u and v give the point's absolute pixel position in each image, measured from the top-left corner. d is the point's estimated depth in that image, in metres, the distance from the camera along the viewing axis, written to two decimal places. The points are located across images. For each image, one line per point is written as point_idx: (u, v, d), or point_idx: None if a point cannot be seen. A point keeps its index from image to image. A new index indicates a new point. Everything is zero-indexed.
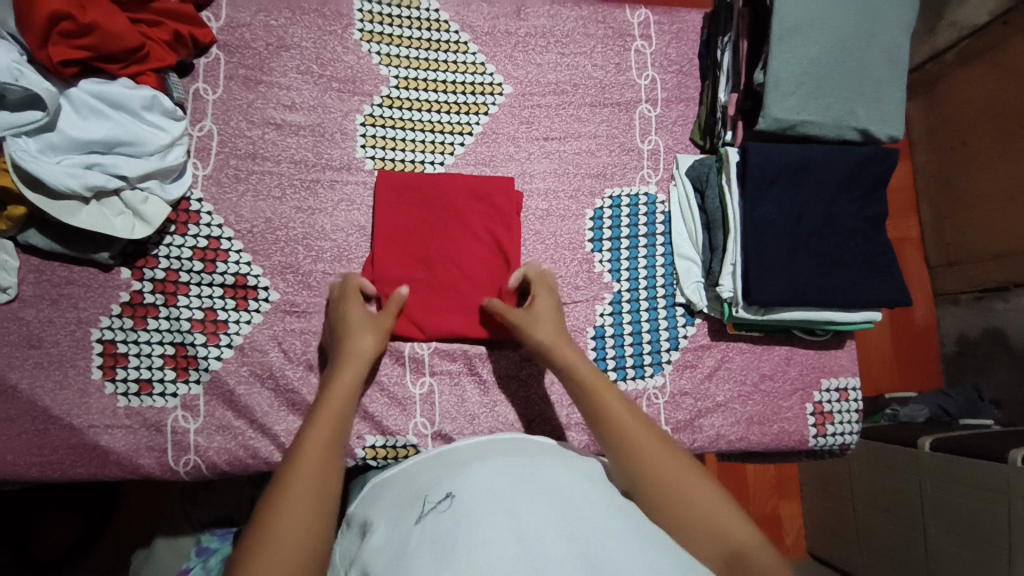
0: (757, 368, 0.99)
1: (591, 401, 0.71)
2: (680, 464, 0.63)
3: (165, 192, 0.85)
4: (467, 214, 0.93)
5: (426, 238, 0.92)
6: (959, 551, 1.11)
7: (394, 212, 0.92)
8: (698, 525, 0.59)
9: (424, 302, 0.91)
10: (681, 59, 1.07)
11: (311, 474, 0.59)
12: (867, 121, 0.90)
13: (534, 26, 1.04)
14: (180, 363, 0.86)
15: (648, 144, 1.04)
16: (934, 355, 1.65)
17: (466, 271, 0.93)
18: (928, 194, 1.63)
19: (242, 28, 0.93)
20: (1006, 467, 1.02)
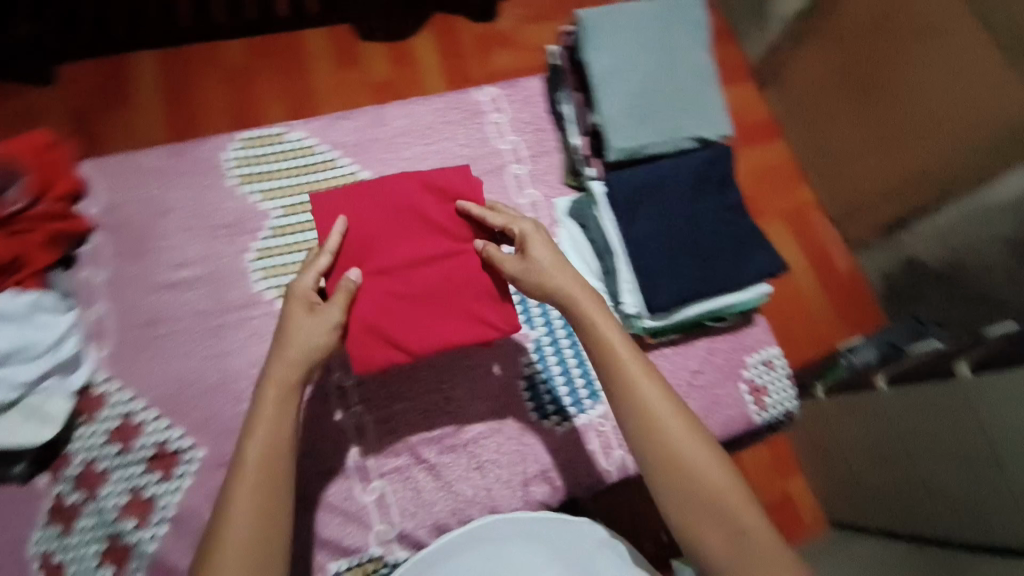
0: (686, 368, 1.03)
1: (626, 382, 0.73)
2: (714, 473, 0.68)
3: (66, 385, 0.87)
4: (422, 220, 0.86)
5: (388, 248, 0.84)
6: (952, 475, 1.08)
7: (363, 219, 0.83)
8: (716, 524, 0.66)
9: (392, 321, 0.83)
10: (534, 119, 1.18)
11: (235, 549, 0.62)
12: (700, 129, 1.02)
13: (396, 127, 1.14)
14: (118, 555, 0.83)
15: (526, 198, 1.12)
16: (868, 300, 1.58)
17: (430, 278, 0.85)
18: (811, 161, 1.59)
19: (120, 207, 0.98)
20: (955, 380, 1.05)
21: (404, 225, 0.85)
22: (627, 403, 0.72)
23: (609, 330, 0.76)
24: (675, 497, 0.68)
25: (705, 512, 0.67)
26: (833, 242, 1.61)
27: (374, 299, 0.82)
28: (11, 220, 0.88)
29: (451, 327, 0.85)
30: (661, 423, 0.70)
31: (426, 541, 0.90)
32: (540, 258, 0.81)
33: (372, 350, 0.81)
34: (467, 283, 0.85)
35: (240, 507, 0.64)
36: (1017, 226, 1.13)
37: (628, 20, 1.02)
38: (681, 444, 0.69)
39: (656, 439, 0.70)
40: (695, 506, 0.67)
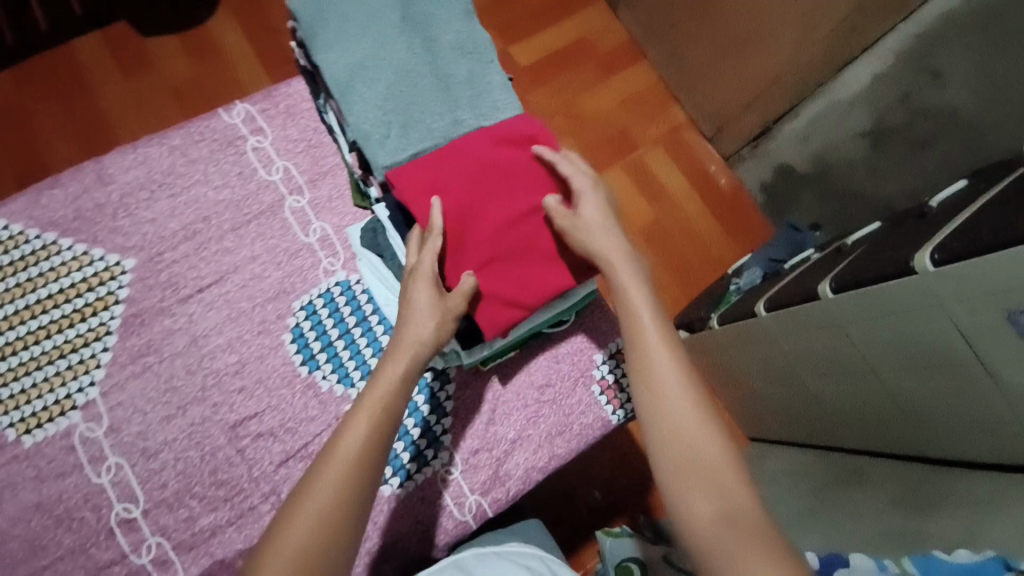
0: (531, 385, 0.93)
1: (635, 337, 0.68)
2: (712, 445, 0.60)
3: None
4: (510, 172, 0.78)
5: (480, 212, 0.76)
6: (838, 391, 0.98)
7: (453, 183, 0.76)
8: (708, 497, 0.57)
9: (509, 276, 0.77)
10: (304, 134, 1.00)
11: (289, 557, 0.54)
12: (480, 117, 0.84)
13: (125, 183, 0.92)
14: None
15: (314, 233, 0.95)
16: (749, 209, 1.46)
17: (519, 238, 0.76)
18: (673, 83, 1.48)
19: None
20: (825, 304, 0.88)
21: (497, 182, 0.77)
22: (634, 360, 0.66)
23: (632, 283, 0.72)
24: (670, 461, 0.60)
25: (701, 480, 0.58)
26: (711, 158, 1.48)
27: (483, 271, 0.76)
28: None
29: (563, 273, 0.78)
30: (663, 364, 0.65)
31: None
32: (592, 217, 0.75)
33: (497, 314, 0.76)
34: (536, 238, 0.77)
35: (316, 503, 0.57)
36: (879, 108, 1.19)
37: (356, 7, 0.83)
38: (679, 391, 0.63)
39: (652, 383, 0.64)
40: (686, 465, 0.59)
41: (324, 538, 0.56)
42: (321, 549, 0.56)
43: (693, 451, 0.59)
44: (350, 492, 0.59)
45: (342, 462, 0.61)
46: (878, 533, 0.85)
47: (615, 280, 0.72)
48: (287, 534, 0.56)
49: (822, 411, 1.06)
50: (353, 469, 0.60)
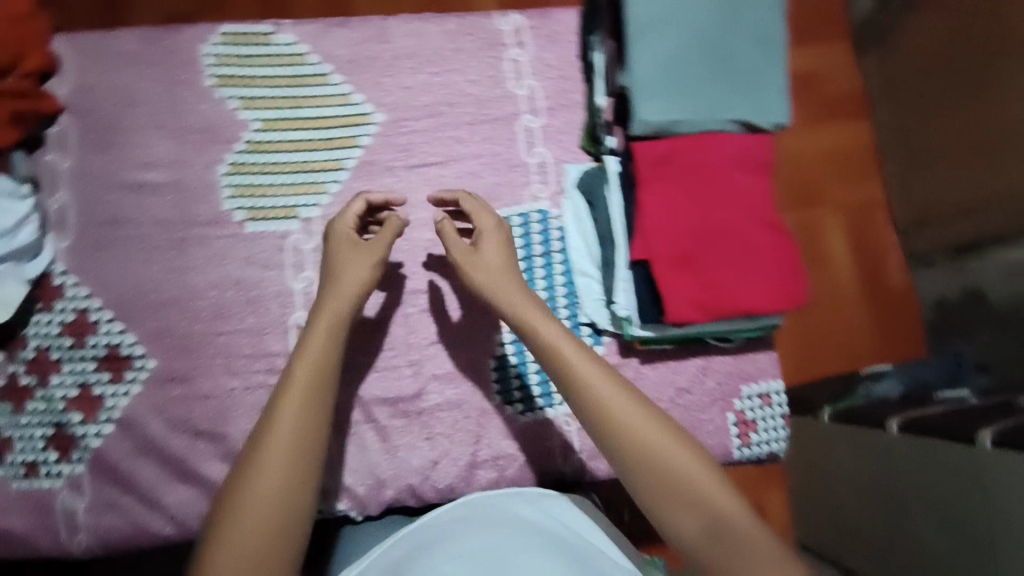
0: (673, 384, 0.94)
1: (573, 394, 0.67)
2: (683, 459, 0.62)
3: (21, 273, 0.83)
4: (735, 187, 0.81)
5: (700, 214, 0.81)
6: (943, 551, 0.77)
7: (681, 181, 0.81)
8: (688, 509, 0.60)
9: (712, 280, 0.80)
10: (562, 64, 1.00)
11: (270, 483, 0.60)
12: (748, 113, 0.83)
13: (400, 47, 0.98)
14: (61, 443, 0.84)
15: (534, 158, 0.97)
16: (914, 321, 1.27)
17: (725, 249, 0.81)
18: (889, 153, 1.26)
19: (90, 91, 0.90)
20: (972, 449, 0.72)
21: (705, 184, 0.81)
22: (588, 413, 0.66)
23: (551, 329, 0.71)
24: (652, 486, 0.62)
25: (680, 497, 0.60)
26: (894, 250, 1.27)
27: (685, 268, 0.80)
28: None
29: (763, 299, 0.80)
30: (629, 422, 0.64)
31: (365, 498, 0.88)
32: (490, 254, 0.79)
33: (688, 310, 0.79)
34: (749, 256, 0.81)
35: (274, 448, 0.62)
36: None
37: None
38: (628, 418, 0.64)
39: (599, 421, 0.65)
40: (651, 483, 0.62)
41: (293, 447, 0.62)
42: (295, 452, 0.62)
43: (667, 467, 0.61)
44: (292, 446, 0.62)
45: (303, 379, 0.66)
46: None
47: (543, 338, 0.70)
48: (267, 461, 0.61)
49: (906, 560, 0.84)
50: (293, 404, 0.64)
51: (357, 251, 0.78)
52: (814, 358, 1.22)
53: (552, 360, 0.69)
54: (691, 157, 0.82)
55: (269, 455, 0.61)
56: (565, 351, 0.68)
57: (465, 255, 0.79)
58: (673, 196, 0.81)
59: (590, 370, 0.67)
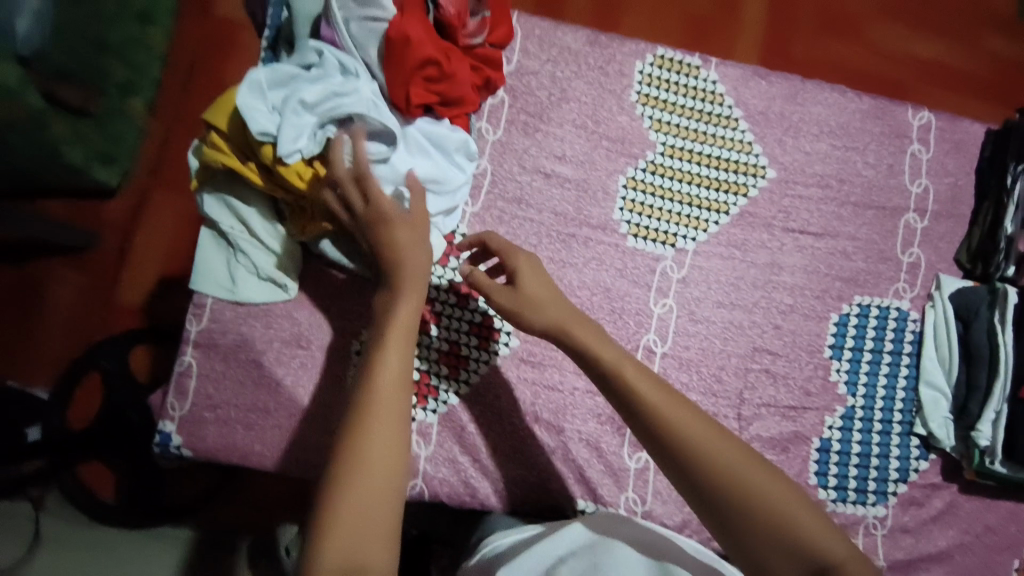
0: (982, 521, 0.93)
1: (652, 415, 0.67)
2: (780, 504, 0.61)
3: (444, 227, 0.87)
4: None
5: None
6: None
7: None
8: (790, 559, 0.60)
9: None
10: (957, 172, 1.00)
11: (383, 445, 0.59)
12: None
13: (809, 112, 0.99)
14: (422, 390, 0.88)
15: (908, 257, 0.97)
16: None
17: None
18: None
19: (530, 75, 0.95)
20: None
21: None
22: (681, 455, 0.65)
23: (622, 357, 0.71)
24: (763, 539, 0.61)
25: (788, 547, 0.60)
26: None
27: None
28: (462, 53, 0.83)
29: None
30: (702, 446, 0.65)
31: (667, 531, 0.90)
32: (525, 278, 0.76)
33: None
34: None
35: (365, 471, 0.58)
36: None
37: None
38: (725, 461, 0.64)
39: (705, 467, 0.64)
40: (753, 524, 0.61)
41: (402, 410, 0.61)
42: (404, 415, 0.61)
43: (760, 505, 0.61)
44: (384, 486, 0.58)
45: (396, 343, 0.64)
46: None
47: (598, 350, 0.72)
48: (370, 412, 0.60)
49: None
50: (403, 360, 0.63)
51: (385, 225, 0.68)
52: None
53: (654, 420, 0.67)
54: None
55: (383, 422, 0.60)
56: (661, 401, 0.67)
57: (553, 297, 0.75)
58: None
59: (692, 423, 0.66)
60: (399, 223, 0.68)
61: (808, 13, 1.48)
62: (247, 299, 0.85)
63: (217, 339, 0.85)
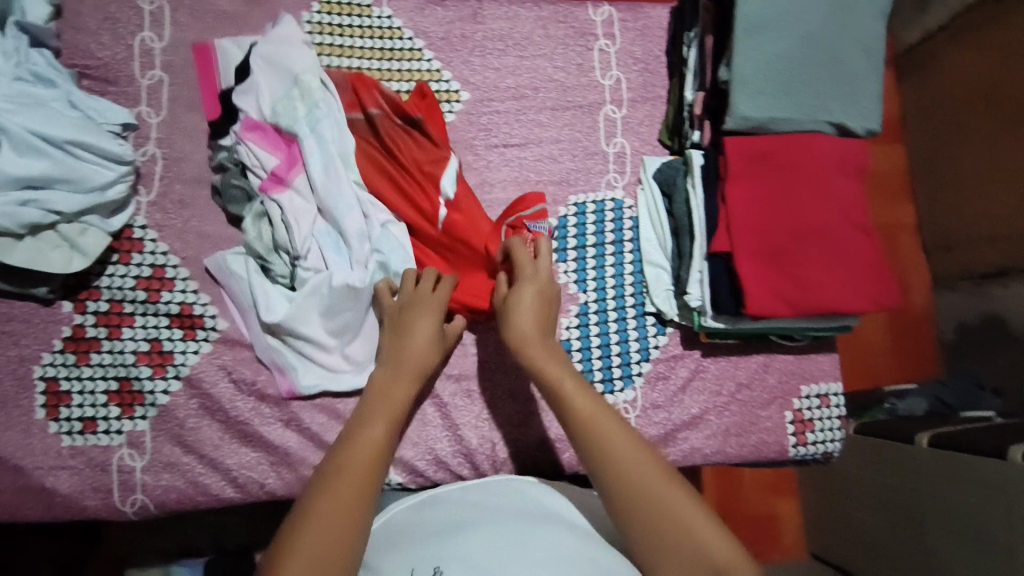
0: (733, 378, 0.95)
1: (572, 416, 0.68)
2: (677, 499, 0.62)
3: (106, 225, 0.81)
4: (824, 193, 0.85)
5: (790, 213, 0.84)
6: (952, 549, 1.05)
7: (763, 181, 0.84)
8: (694, 566, 0.59)
9: (798, 279, 0.83)
10: (646, 58, 1.01)
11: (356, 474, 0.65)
12: (842, 116, 0.86)
13: (491, 29, 0.99)
14: (126, 399, 0.82)
15: (613, 147, 0.99)
16: (930, 341, 1.51)
17: (811, 250, 0.83)
18: (922, 179, 1.52)
19: (186, 48, 0.91)
20: (1005, 465, 0.96)
21: (796, 185, 0.84)
22: (594, 457, 0.65)
23: (551, 366, 0.73)
24: (660, 537, 0.61)
25: (682, 545, 0.60)
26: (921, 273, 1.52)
27: (768, 266, 0.83)
28: (395, 165, 0.90)
29: (851, 300, 0.83)
30: (617, 445, 0.65)
31: (425, 473, 0.87)
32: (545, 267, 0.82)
33: (770, 303, 0.82)
34: (840, 261, 0.84)
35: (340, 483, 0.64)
36: None
37: None
38: (648, 478, 0.63)
39: (621, 479, 0.63)
40: (654, 527, 0.61)
41: (379, 452, 0.68)
42: (376, 460, 0.67)
43: (666, 515, 0.61)
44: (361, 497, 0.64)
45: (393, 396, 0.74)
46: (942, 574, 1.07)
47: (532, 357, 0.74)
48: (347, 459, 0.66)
49: (918, 557, 1.13)
50: (383, 418, 0.71)
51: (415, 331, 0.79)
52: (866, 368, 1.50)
53: (579, 423, 0.68)
54: (783, 158, 0.84)
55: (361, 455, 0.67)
56: (607, 420, 0.67)
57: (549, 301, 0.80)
58: (758, 192, 0.84)
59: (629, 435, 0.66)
60: (424, 311, 0.80)
61: None
62: None
63: None
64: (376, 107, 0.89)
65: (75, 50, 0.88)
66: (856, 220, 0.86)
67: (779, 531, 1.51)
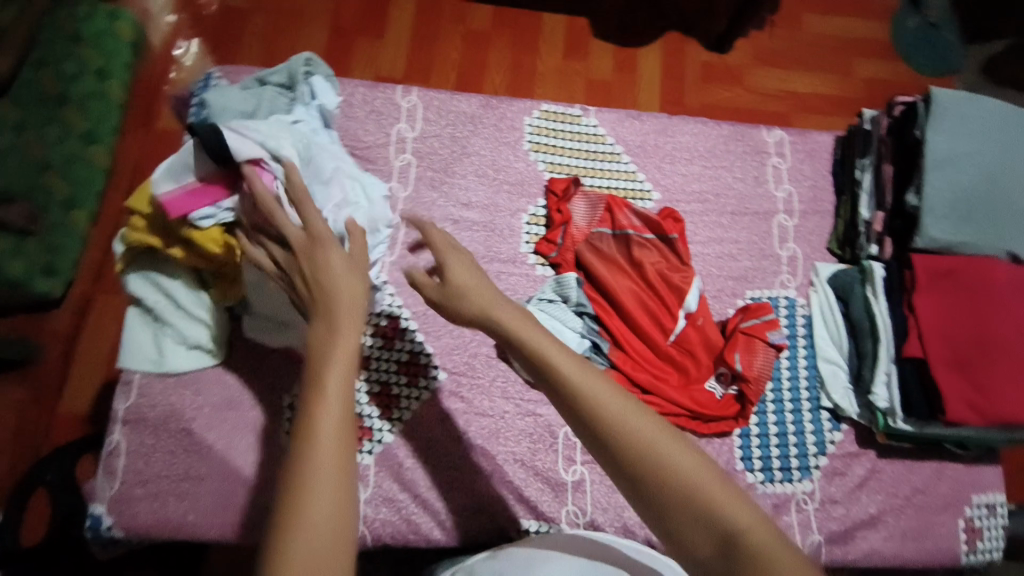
0: (908, 481, 0.97)
1: (553, 380, 0.62)
2: (675, 453, 0.55)
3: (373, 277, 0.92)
4: (1007, 312, 0.91)
5: (973, 325, 0.90)
6: None
7: (945, 295, 0.92)
8: (700, 524, 0.52)
9: (986, 389, 0.88)
10: (815, 176, 1.14)
11: (327, 459, 0.55)
12: (1016, 245, 0.95)
13: (680, 142, 1.15)
14: (356, 433, 0.92)
15: (786, 251, 1.10)
16: None
17: (995, 364, 0.89)
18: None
19: (431, 137, 1.08)
20: None
21: (980, 302, 0.92)
22: (583, 417, 0.59)
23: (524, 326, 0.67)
24: (657, 494, 0.54)
25: (682, 503, 0.53)
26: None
27: (954, 374, 0.88)
28: (642, 284, 1.02)
29: None
30: (607, 402, 0.58)
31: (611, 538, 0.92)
32: (451, 251, 0.76)
33: (961, 409, 0.87)
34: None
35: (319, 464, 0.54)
36: None
37: (974, 113, 0.96)
38: (643, 431, 0.56)
39: (622, 442, 0.56)
40: (655, 497, 0.54)
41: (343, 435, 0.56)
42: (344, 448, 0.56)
43: (680, 483, 0.53)
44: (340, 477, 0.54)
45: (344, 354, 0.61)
46: None
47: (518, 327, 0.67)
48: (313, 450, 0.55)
49: None
50: (339, 367, 0.60)
51: (327, 247, 0.68)
52: None
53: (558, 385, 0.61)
54: (967, 276, 0.92)
55: (329, 431, 0.56)
56: (588, 381, 0.60)
57: (484, 287, 0.72)
58: (940, 303, 0.92)
59: (618, 402, 0.58)
60: (328, 245, 0.68)
61: (695, 65, 1.62)
62: (176, 369, 0.89)
63: (147, 412, 0.88)
64: (629, 225, 1.04)
65: (344, 133, 1.07)
66: None
67: None
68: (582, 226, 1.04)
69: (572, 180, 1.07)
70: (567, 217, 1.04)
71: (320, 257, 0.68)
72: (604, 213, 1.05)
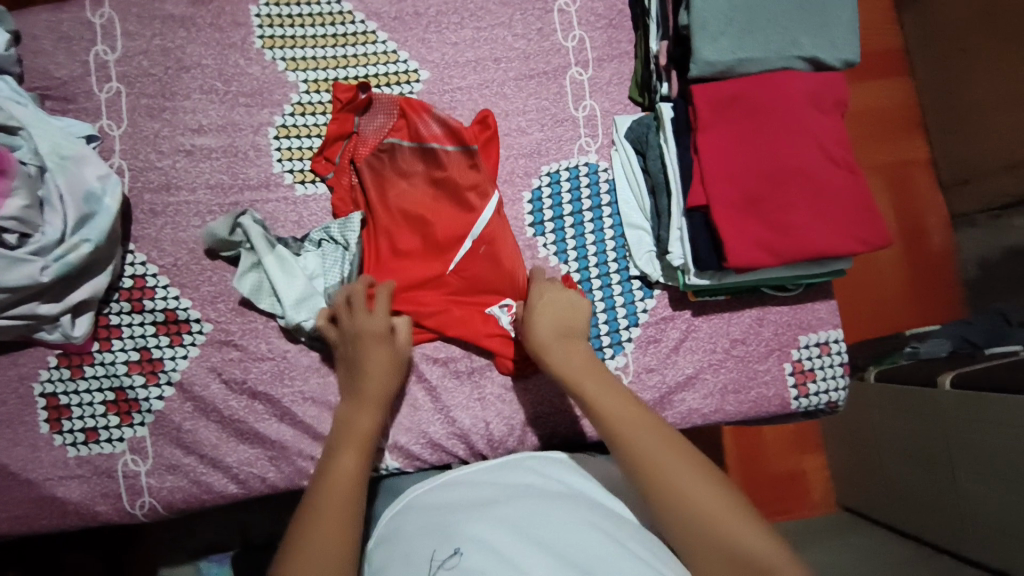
0: (727, 334, 0.92)
1: (610, 423, 0.65)
2: (708, 492, 0.59)
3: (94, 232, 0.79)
4: (803, 132, 0.80)
5: (763, 156, 0.80)
6: (992, 495, 0.98)
7: (728, 127, 0.80)
8: (724, 562, 0.56)
9: (777, 225, 0.79)
10: (610, 13, 0.98)
11: (332, 514, 0.61)
12: (814, 49, 0.81)
13: (445, 2, 0.96)
14: (123, 408, 0.85)
15: (583, 110, 0.96)
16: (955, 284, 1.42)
17: (789, 195, 0.79)
18: (933, 113, 1.43)
19: (139, 56, 0.91)
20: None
21: (770, 127, 0.80)
22: (624, 454, 0.63)
23: (589, 366, 0.71)
24: (685, 532, 0.58)
25: (716, 544, 0.57)
26: (935, 211, 1.44)
27: (742, 218, 0.79)
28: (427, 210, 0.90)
29: (838, 244, 0.79)
30: (656, 440, 0.63)
31: (421, 456, 0.87)
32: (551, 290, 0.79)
33: (747, 251, 0.78)
34: (828, 204, 0.79)
35: (326, 522, 0.60)
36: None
37: None
38: (681, 476, 0.60)
39: (661, 485, 0.60)
40: (654, 497, 0.61)
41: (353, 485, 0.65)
42: (354, 489, 0.65)
43: (712, 525, 0.57)
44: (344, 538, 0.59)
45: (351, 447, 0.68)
46: (989, 529, 1.00)
47: (565, 358, 0.72)
48: (324, 491, 0.63)
49: (953, 505, 1.07)
50: (355, 444, 0.69)
51: (368, 348, 0.77)
52: (869, 317, 1.41)
53: (613, 428, 0.65)
54: (753, 99, 0.80)
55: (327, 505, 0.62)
56: (638, 421, 0.65)
57: (570, 317, 0.77)
58: (724, 137, 0.80)
59: (665, 446, 0.62)
60: (371, 337, 0.77)
61: None
62: None
63: None
64: (427, 133, 0.90)
65: (37, 72, 0.89)
66: (837, 157, 0.81)
67: (809, 488, 1.43)
68: (371, 139, 0.92)
69: (358, 85, 0.91)
70: (353, 130, 0.91)
71: (361, 349, 0.77)
72: (401, 120, 0.92)
